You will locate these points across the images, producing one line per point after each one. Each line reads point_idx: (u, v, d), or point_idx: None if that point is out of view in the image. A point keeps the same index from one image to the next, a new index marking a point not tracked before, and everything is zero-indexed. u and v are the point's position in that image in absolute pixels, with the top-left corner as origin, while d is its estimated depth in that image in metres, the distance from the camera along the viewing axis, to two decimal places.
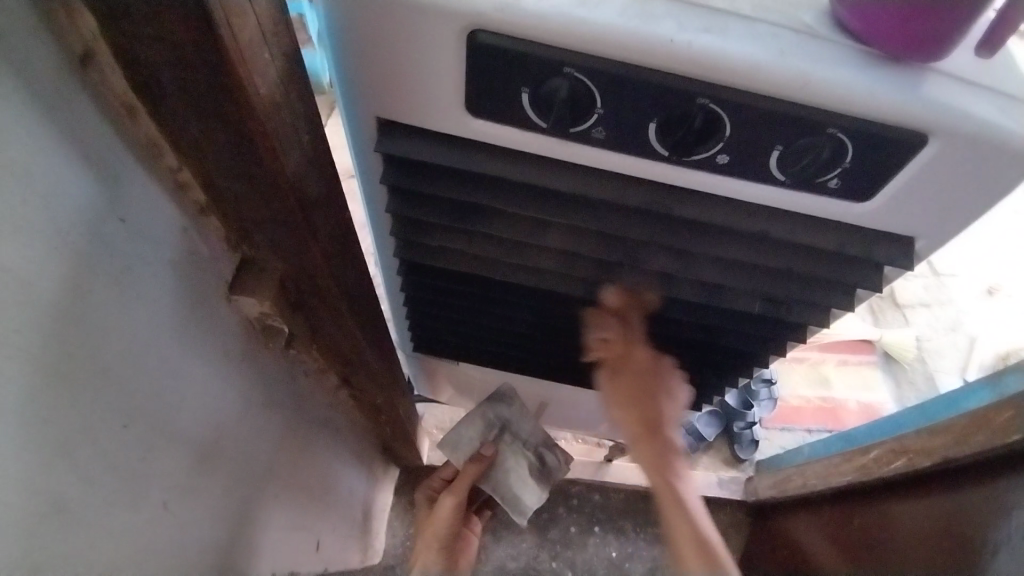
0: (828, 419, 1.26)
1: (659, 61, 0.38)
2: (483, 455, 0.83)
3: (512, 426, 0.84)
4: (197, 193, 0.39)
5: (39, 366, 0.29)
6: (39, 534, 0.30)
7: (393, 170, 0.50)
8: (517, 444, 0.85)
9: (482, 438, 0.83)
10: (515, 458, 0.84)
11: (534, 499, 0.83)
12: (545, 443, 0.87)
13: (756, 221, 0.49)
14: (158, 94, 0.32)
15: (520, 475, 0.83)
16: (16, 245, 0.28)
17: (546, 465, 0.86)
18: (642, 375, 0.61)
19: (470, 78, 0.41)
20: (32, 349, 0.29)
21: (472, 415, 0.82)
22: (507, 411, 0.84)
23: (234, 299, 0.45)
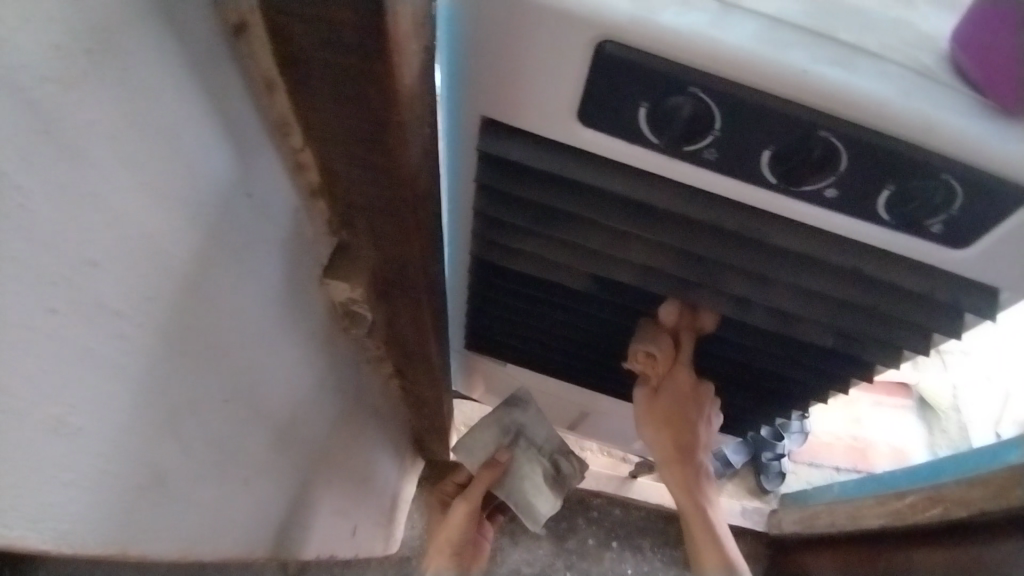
0: (857, 459, 1.25)
1: (786, 89, 0.38)
2: (497, 461, 0.83)
3: (528, 432, 0.84)
4: (312, 176, 0.39)
5: (159, 337, 0.29)
6: (137, 504, 0.31)
7: (488, 169, 0.50)
8: (532, 449, 0.84)
9: (497, 442, 0.83)
10: (531, 465, 0.83)
11: (548, 507, 0.82)
12: (561, 450, 0.86)
13: (849, 256, 0.48)
14: (302, 76, 0.32)
15: (535, 483, 0.82)
16: (160, 213, 0.28)
17: (560, 473, 0.85)
18: (689, 402, 0.66)
19: (589, 87, 0.41)
20: (157, 319, 0.29)
21: (489, 419, 0.82)
22: (524, 416, 0.83)
23: (326, 283, 0.47)
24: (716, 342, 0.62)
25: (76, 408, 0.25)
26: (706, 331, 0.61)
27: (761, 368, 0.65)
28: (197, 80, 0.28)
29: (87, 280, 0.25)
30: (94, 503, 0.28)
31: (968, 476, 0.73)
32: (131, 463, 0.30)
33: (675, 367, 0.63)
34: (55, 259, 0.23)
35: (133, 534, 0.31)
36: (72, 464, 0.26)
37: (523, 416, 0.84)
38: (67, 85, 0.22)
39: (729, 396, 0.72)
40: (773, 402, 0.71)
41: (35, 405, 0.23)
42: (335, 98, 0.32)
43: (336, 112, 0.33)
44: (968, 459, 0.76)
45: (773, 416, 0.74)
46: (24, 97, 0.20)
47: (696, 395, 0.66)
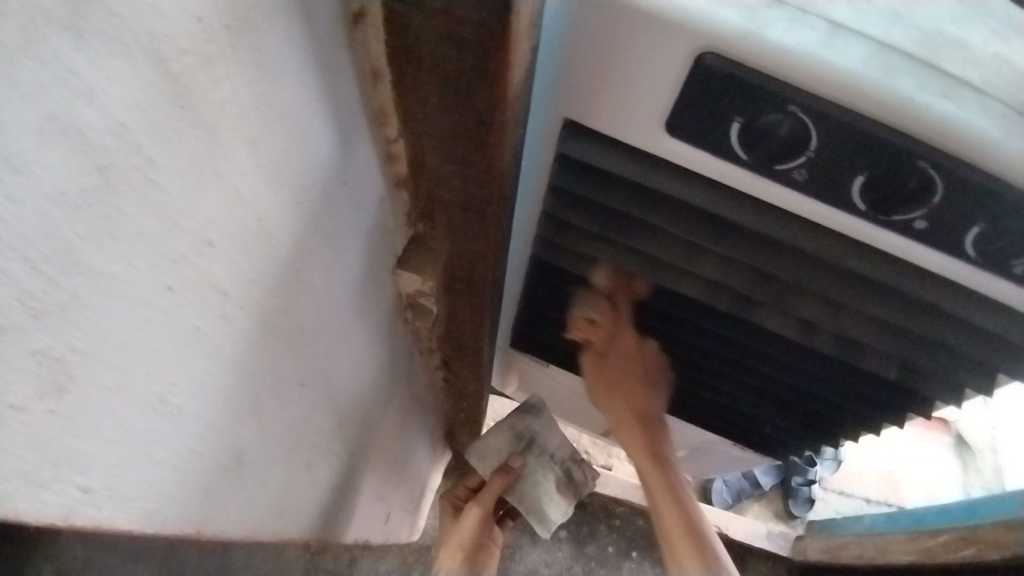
0: (888, 492, 1.22)
1: (890, 116, 0.37)
2: (510, 468, 0.84)
3: (540, 439, 0.85)
4: (400, 166, 0.39)
5: (256, 318, 0.30)
6: (218, 482, 0.31)
7: (564, 171, 0.50)
8: (545, 457, 0.86)
9: (509, 449, 0.85)
10: (543, 473, 0.84)
11: (558, 513, 0.84)
12: (573, 458, 0.87)
13: (928, 290, 0.47)
14: (413, 68, 0.32)
15: (546, 489, 0.84)
16: (272, 196, 0.28)
17: (572, 479, 0.87)
18: (634, 364, 0.65)
19: (683, 99, 0.40)
20: (256, 301, 0.29)
21: (501, 425, 0.84)
22: (536, 423, 0.86)
23: (397, 273, 0.47)
24: (771, 364, 0.61)
25: (176, 386, 0.26)
26: (763, 352, 0.60)
27: (813, 393, 0.64)
28: (317, 66, 0.28)
29: (204, 260, 0.25)
30: (180, 482, 0.28)
31: (1007, 519, 0.72)
32: (217, 442, 0.30)
33: (618, 328, 0.63)
34: (177, 236, 0.23)
35: (208, 513, 0.31)
36: (166, 444, 0.26)
37: (535, 423, 0.86)
38: (205, 61, 0.22)
39: (775, 419, 0.71)
40: (820, 430, 0.70)
41: (138, 385, 0.24)
42: (441, 92, 0.32)
43: (439, 105, 0.33)
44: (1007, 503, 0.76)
45: (818, 443, 0.72)
46: (168, 70, 0.20)
47: (640, 355, 0.65)
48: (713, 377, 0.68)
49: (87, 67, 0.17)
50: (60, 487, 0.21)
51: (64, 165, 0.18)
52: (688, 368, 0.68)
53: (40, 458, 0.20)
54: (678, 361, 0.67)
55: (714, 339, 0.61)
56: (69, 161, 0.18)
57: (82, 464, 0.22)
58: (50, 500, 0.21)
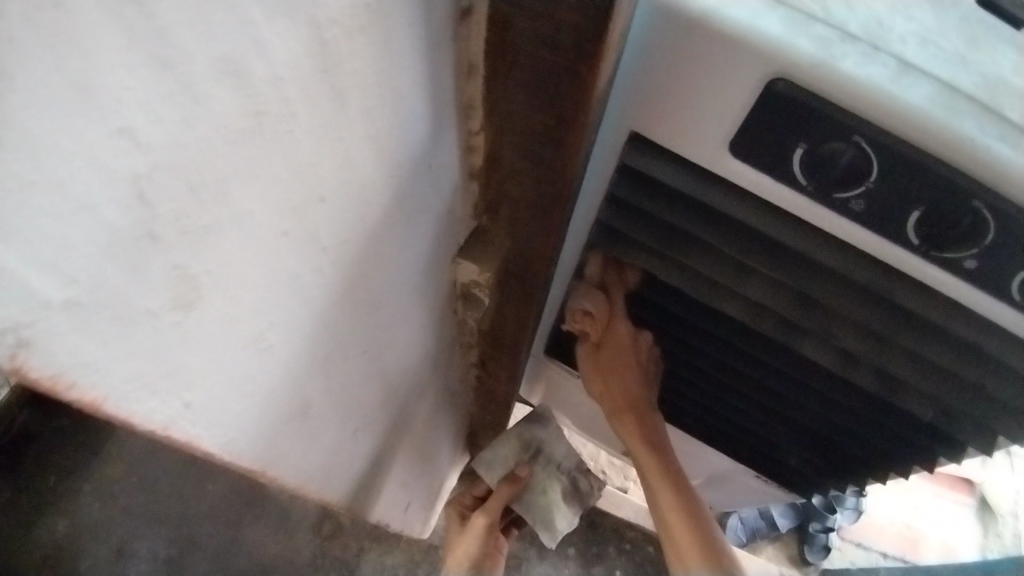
0: (905, 547, 1.19)
1: (950, 153, 0.39)
2: (517, 477, 0.84)
3: (547, 448, 0.86)
4: (476, 159, 0.42)
5: (341, 278, 0.32)
6: (282, 428, 0.33)
7: (625, 182, 0.52)
8: (552, 466, 0.86)
9: (516, 458, 0.85)
10: (550, 482, 0.85)
11: (565, 521, 0.85)
12: (580, 468, 0.88)
13: (973, 332, 0.47)
14: (508, 65, 0.34)
15: (553, 499, 0.84)
16: (374, 166, 0.30)
17: (579, 488, 0.87)
18: (628, 355, 0.66)
19: (750, 122, 0.42)
20: (345, 260, 0.32)
21: (509, 433, 0.85)
22: (544, 431, 0.86)
23: (457, 262, 0.49)
24: (806, 395, 0.62)
25: (272, 325, 0.28)
26: (800, 381, 0.60)
27: (846, 430, 0.64)
28: (428, 53, 0.31)
29: (315, 211, 0.27)
30: (256, 418, 0.30)
31: None
32: (291, 390, 0.32)
33: (613, 319, 0.64)
34: (299, 185, 0.26)
35: (269, 456, 0.33)
36: (254, 379, 0.29)
37: (541, 432, 0.87)
38: (349, 31, 0.24)
39: (801, 452, 0.71)
40: (845, 469, 0.69)
41: (246, 316, 0.26)
42: (531, 89, 0.35)
43: (526, 103, 0.36)
44: None
45: (843, 482, 0.72)
46: (320, 34, 0.23)
47: (635, 348, 0.66)
48: (745, 404, 0.68)
49: (264, 19, 0.20)
50: (164, 399, 0.24)
51: (231, 105, 0.20)
52: (720, 391, 0.68)
53: (155, 369, 0.23)
54: (678, 352, 0.66)
55: (751, 365, 0.62)
56: (234, 101, 0.20)
57: (188, 381, 0.24)
58: (154, 409, 0.23)
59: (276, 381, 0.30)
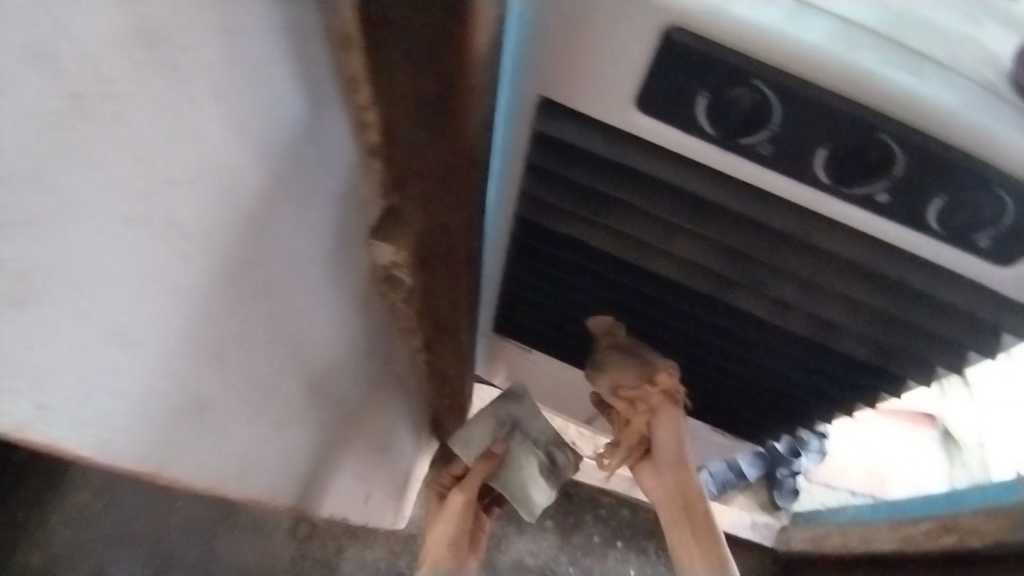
0: (874, 485, 1.27)
1: (850, 89, 0.38)
2: (493, 453, 0.84)
3: (523, 425, 0.87)
4: (372, 136, 0.40)
5: (218, 270, 0.32)
6: (177, 427, 0.33)
7: (541, 148, 0.50)
8: (528, 442, 0.86)
9: (492, 435, 0.85)
10: (526, 457, 0.84)
11: (542, 497, 0.83)
12: (555, 443, 0.87)
13: (895, 266, 0.48)
14: (380, 33, 0.33)
15: (529, 474, 0.83)
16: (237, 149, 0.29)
17: (555, 464, 0.87)
18: None
19: (651, 75, 0.41)
20: (219, 248, 0.31)
21: (484, 413, 0.85)
22: (518, 409, 0.87)
23: (371, 244, 0.48)
24: (749, 346, 0.62)
25: (134, 319, 0.27)
26: (740, 334, 0.61)
27: (791, 376, 0.64)
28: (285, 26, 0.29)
29: (165, 194, 0.26)
30: (140, 416, 0.30)
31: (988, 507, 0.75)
32: (178, 384, 0.32)
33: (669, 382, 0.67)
34: (140, 170, 0.24)
35: (167, 458, 0.33)
36: (124, 375, 0.28)
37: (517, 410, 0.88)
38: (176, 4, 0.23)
39: (752, 401, 0.72)
40: (795, 412, 0.70)
41: (101, 308, 0.25)
42: (409, 56, 0.33)
43: (406, 71, 0.34)
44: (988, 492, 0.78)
45: (795, 425, 0.73)
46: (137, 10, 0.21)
47: None
48: (691, 360, 0.69)
49: None
50: (16, 401, 0.23)
51: (38, 87, 0.19)
52: (665, 350, 0.69)
53: None
54: (623, 315, 0.66)
55: (690, 322, 0.62)
56: (40, 83, 0.18)
57: (44, 380, 0.23)
58: (6, 410, 0.22)
59: (156, 379, 0.30)
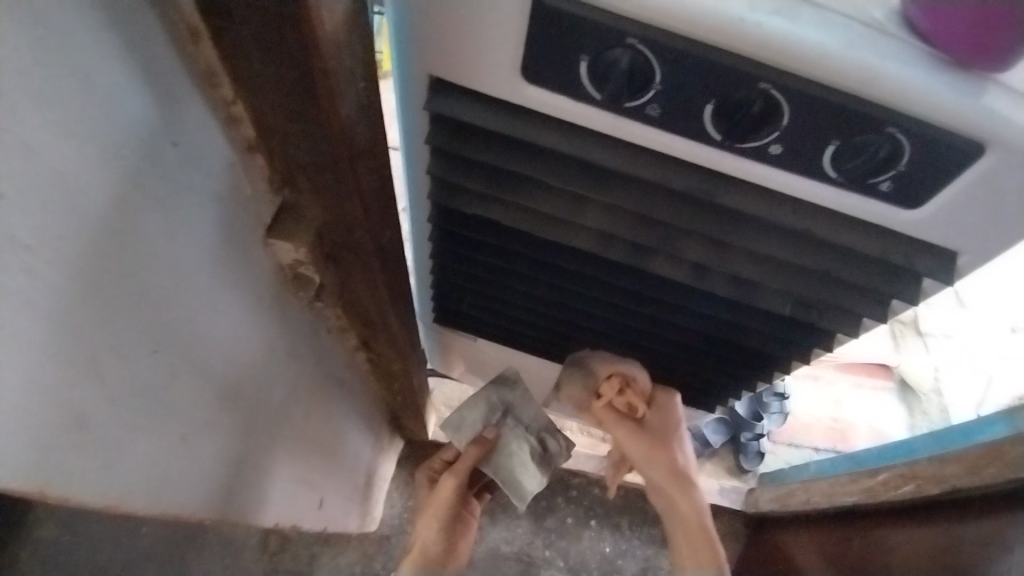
0: (837, 439, 1.30)
1: (724, 40, 0.37)
2: (485, 438, 0.80)
3: (515, 410, 0.82)
4: (248, 129, 0.40)
5: (79, 277, 0.29)
6: (58, 444, 0.30)
7: (439, 131, 0.50)
8: (520, 428, 0.82)
9: (485, 420, 0.80)
10: (518, 444, 0.80)
11: (534, 484, 0.79)
12: (547, 429, 0.83)
13: (800, 218, 0.48)
14: (225, 18, 0.32)
15: (522, 460, 0.79)
16: (78, 151, 0.28)
17: (547, 451, 0.82)
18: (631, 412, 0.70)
19: (528, 45, 0.40)
20: (73, 255, 0.29)
21: (476, 396, 0.81)
22: (512, 395, 0.82)
23: (269, 243, 0.46)
24: (679, 312, 0.62)
25: None
26: (666, 300, 0.61)
27: (726, 338, 0.65)
28: (113, 21, 0.28)
29: None
30: (19, 433, 0.27)
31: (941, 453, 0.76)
32: (52, 402, 0.29)
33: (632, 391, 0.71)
34: None
35: (51, 479, 0.30)
36: None
37: (509, 396, 0.83)
38: None
39: (695, 367, 0.72)
40: (736, 373, 0.71)
41: None
42: (260, 43, 0.33)
43: (262, 59, 0.34)
44: (943, 437, 0.80)
45: (739, 387, 0.74)
46: None
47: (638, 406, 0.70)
48: (627, 331, 0.69)
49: None
50: None
51: None
52: (600, 323, 0.69)
53: None
54: (554, 292, 0.65)
55: (618, 294, 0.62)
56: None
57: None
58: None
59: (25, 399, 0.27)
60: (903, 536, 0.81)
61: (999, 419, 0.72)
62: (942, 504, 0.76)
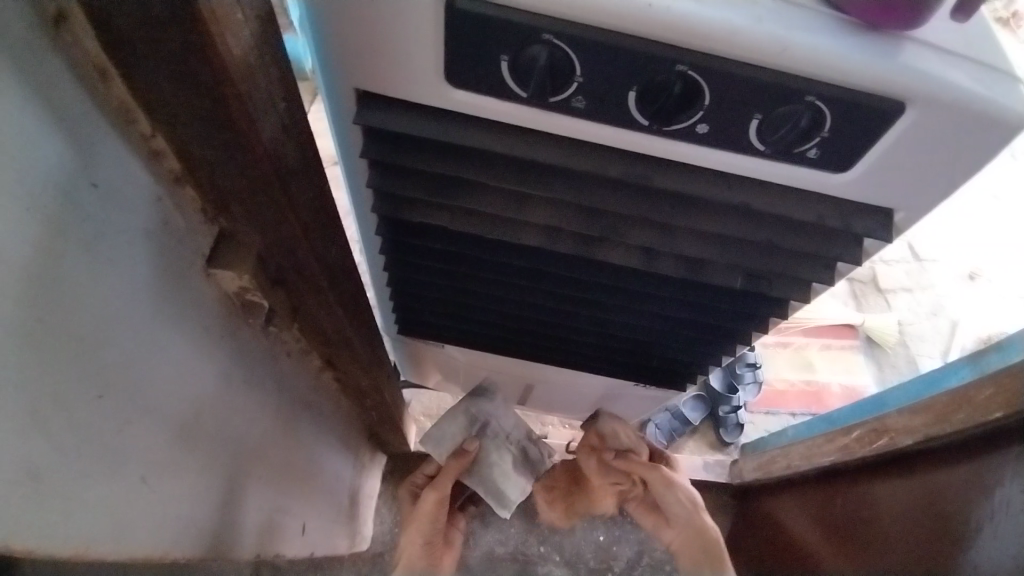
0: (812, 402, 1.34)
1: (637, 27, 0.38)
2: (465, 451, 0.80)
3: (494, 422, 0.83)
4: (173, 162, 0.39)
5: (13, 330, 0.28)
6: (15, 502, 0.29)
7: (374, 145, 0.50)
8: (500, 438, 0.83)
9: (463, 432, 0.81)
10: (499, 454, 0.81)
11: (517, 492, 0.81)
12: (528, 437, 0.85)
13: (734, 192, 0.49)
14: (133, 53, 0.32)
15: (504, 469, 0.81)
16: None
17: (528, 458, 0.84)
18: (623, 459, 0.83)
19: (446, 50, 0.41)
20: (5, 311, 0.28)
21: (454, 410, 0.81)
22: (490, 405, 0.83)
23: (212, 273, 0.45)
24: (633, 296, 0.63)
25: None
26: (620, 287, 0.62)
27: (683, 317, 0.66)
28: (16, 69, 0.27)
29: None
30: None
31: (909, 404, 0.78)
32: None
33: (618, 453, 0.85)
34: None
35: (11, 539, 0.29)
36: None
37: (488, 406, 0.84)
38: None
39: (658, 346, 0.74)
40: (699, 349, 0.73)
41: None
42: (171, 74, 0.33)
43: (175, 90, 0.33)
44: (912, 389, 0.81)
45: (707, 363, 0.76)
46: None
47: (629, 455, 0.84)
48: (584, 320, 0.70)
49: None
50: None
51: None
52: (558, 316, 0.70)
53: None
54: (509, 289, 0.66)
55: (573, 286, 0.63)
56: None
57: None
58: None
59: None
60: (888, 491, 0.82)
61: (964, 363, 0.72)
62: (915, 456, 0.78)
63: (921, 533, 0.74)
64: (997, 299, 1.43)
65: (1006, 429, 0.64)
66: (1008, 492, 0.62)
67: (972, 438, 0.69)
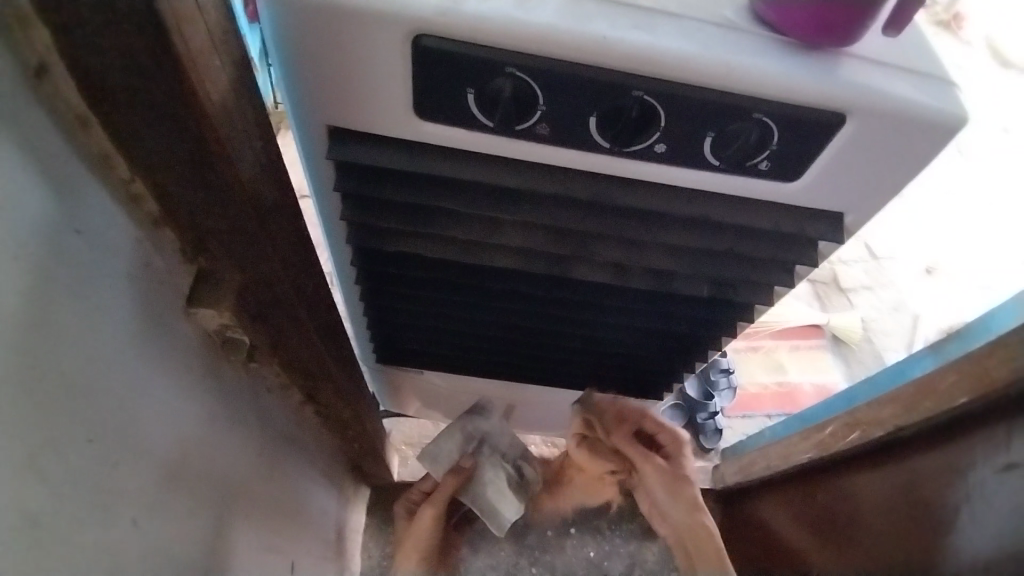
0: (786, 403, 1.37)
1: (594, 56, 0.40)
2: (462, 468, 0.81)
3: (490, 439, 0.84)
4: (152, 205, 0.40)
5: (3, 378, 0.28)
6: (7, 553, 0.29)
7: (347, 178, 0.51)
8: (495, 455, 0.84)
9: (460, 450, 0.83)
10: (494, 471, 0.82)
11: (511, 511, 0.81)
12: (522, 455, 0.86)
13: (695, 205, 0.52)
14: (113, 102, 0.33)
15: (498, 486, 0.81)
16: None
17: (523, 476, 0.85)
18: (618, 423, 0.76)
19: (414, 86, 0.43)
20: None
21: (451, 428, 0.83)
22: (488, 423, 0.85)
23: (193, 313, 0.46)
24: (608, 310, 0.66)
25: None
26: (593, 302, 0.64)
27: (657, 327, 0.69)
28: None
29: None
30: None
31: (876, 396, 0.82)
32: None
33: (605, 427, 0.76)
34: None
35: None
36: None
37: (483, 424, 0.85)
38: None
39: (634, 357, 0.76)
40: (674, 357, 0.75)
41: None
42: (151, 121, 0.34)
43: (156, 136, 0.34)
44: (877, 382, 0.85)
45: (682, 370, 0.78)
46: None
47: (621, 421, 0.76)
48: (561, 336, 0.72)
49: None
50: None
51: None
52: (535, 335, 0.72)
53: None
54: (486, 310, 0.67)
55: (547, 304, 0.65)
56: None
57: None
58: None
59: None
60: (864, 483, 0.85)
61: (926, 353, 0.77)
62: (887, 447, 0.81)
63: (900, 522, 0.77)
64: (953, 291, 1.51)
65: (974, 414, 0.67)
66: (982, 475, 0.65)
67: (938, 425, 0.73)
